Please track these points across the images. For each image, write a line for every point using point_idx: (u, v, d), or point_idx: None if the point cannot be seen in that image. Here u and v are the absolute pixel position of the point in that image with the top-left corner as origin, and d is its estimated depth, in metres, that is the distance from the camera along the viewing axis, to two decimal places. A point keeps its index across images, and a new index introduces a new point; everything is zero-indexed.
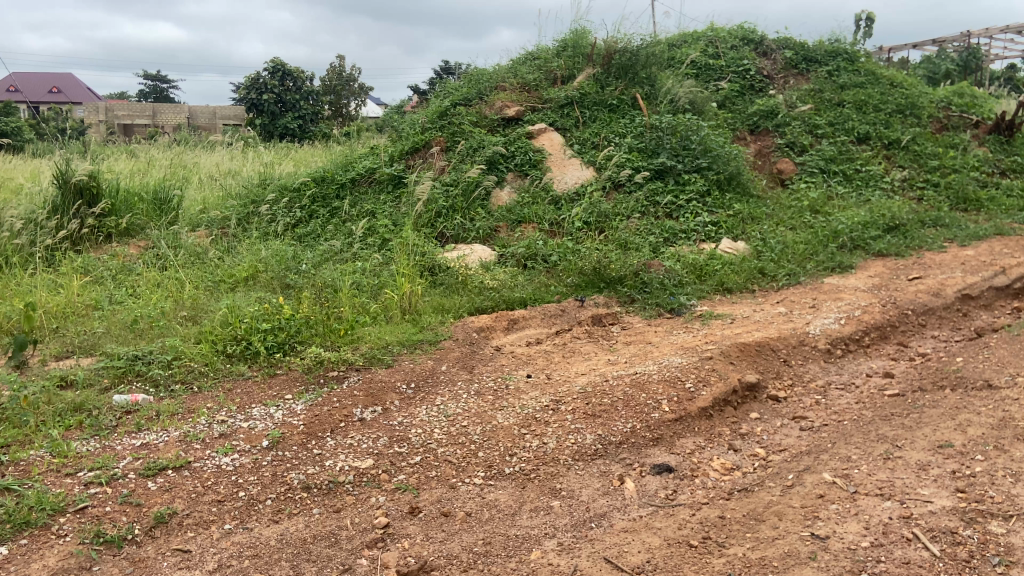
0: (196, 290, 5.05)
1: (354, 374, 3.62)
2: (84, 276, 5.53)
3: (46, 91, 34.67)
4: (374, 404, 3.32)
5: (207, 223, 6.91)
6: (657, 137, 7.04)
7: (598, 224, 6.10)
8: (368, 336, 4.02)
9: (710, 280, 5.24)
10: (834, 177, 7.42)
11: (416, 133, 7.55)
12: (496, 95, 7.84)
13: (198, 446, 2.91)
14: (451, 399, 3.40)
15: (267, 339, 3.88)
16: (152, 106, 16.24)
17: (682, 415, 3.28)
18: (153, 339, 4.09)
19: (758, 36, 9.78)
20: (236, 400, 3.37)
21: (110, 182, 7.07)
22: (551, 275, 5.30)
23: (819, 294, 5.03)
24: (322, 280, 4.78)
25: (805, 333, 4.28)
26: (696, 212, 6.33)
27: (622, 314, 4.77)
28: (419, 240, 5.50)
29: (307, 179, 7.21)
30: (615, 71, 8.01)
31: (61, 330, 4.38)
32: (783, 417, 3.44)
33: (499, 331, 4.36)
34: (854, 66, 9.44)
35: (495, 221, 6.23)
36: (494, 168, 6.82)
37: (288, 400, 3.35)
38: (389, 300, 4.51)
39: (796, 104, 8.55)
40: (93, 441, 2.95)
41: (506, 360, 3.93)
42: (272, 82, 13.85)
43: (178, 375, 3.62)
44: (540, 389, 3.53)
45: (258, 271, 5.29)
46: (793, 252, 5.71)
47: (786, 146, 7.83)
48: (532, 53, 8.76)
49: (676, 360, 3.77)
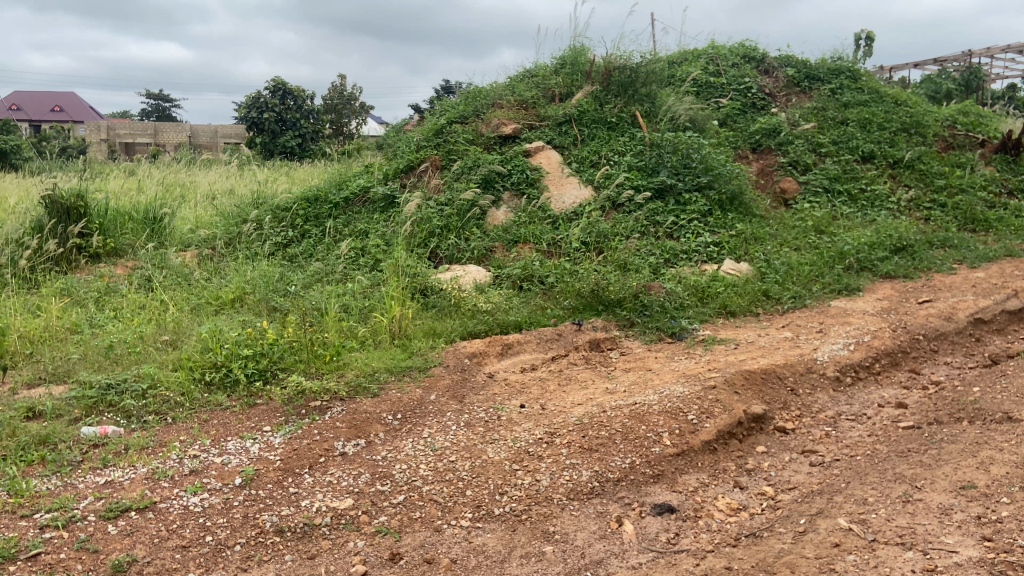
0: (179, 313, 4.87)
1: (338, 405, 3.42)
2: (65, 298, 5.35)
3: (48, 109, 34.78)
4: (357, 437, 3.13)
5: (196, 244, 6.74)
6: (657, 155, 6.88)
7: (596, 244, 5.93)
8: (355, 362, 3.84)
9: (713, 303, 5.07)
10: (839, 196, 7.27)
11: (412, 151, 7.41)
12: (493, 112, 7.71)
13: (165, 485, 2.72)
14: (439, 431, 3.21)
15: (247, 366, 3.69)
16: (154, 125, 16.11)
17: (684, 450, 3.09)
18: (130, 366, 3.90)
19: (759, 53, 9.67)
20: (212, 433, 3.18)
21: (99, 202, 6.91)
22: (548, 297, 5.12)
23: (826, 318, 4.85)
24: (309, 303, 4.60)
25: (813, 359, 4.10)
26: (698, 232, 6.16)
27: (621, 339, 4.59)
28: (412, 260, 5.33)
29: (300, 199, 7.06)
30: (615, 88, 7.87)
31: (36, 357, 4.20)
32: (791, 451, 3.27)
33: (492, 357, 4.18)
34: (857, 84, 9.31)
35: (490, 241, 6.06)
36: (490, 187, 6.66)
37: (266, 432, 3.16)
38: (378, 323, 4.33)
39: (799, 122, 8.40)
40: (53, 478, 2.75)
41: (498, 388, 3.74)
42: (272, 101, 13.78)
43: (152, 406, 3.43)
44: (534, 420, 3.34)
45: (245, 294, 5.12)
46: (798, 274, 5.54)
47: (789, 165, 7.68)
48: (530, 71, 8.65)
49: (678, 390, 3.58)
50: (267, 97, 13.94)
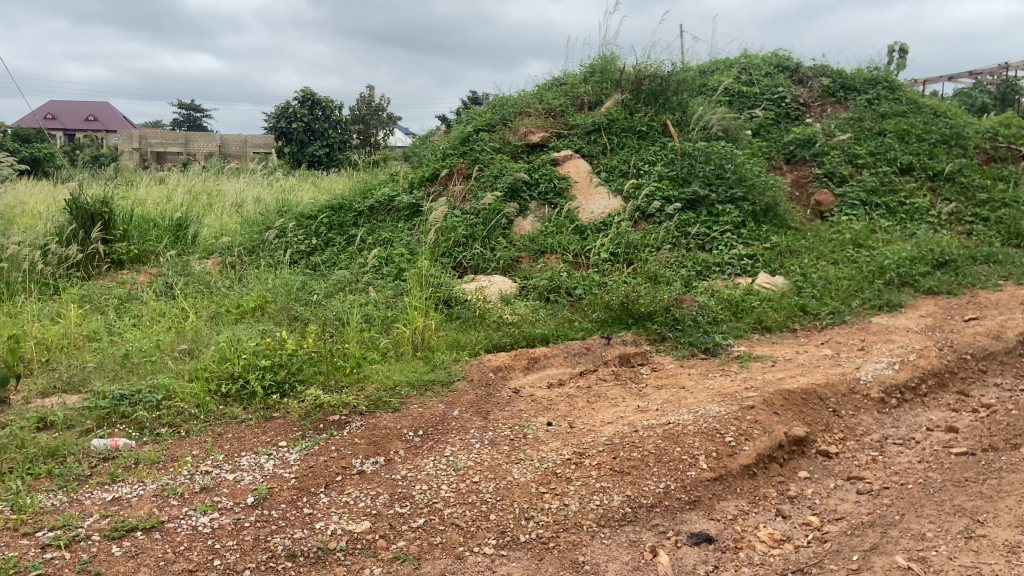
0: (199, 321, 4.77)
1: (357, 420, 3.28)
2: (85, 305, 5.28)
3: (83, 118, 35.36)
4: (376, 455, 2.98)
5: (219, 251, 6.67)
6: (689, 164, 6.69)
7: (626, 255, 5.76)
8: (376, 375, 3.70)
9: (748, 318, 4.87)
10: (877, 209, 7.03)
11: (438, 159, 7.31)
12: (520, 121, 7.60)
13: (174, 503, 2.58)
14: (462, 450, 3.05)
15: (265, 377, 3.56)
16: (185, 134, 16.22)
17: (721, 474, 2.91)
18: (145, 376, 3.79)
19: (793, 63, 9.46)
20: (225, 448, 3.04)
21: (124, 209, 6.88)
22: (576, 309, 4.96)
23: (868, 335, 4.64)
24: (331, 313, 4.48)
25: (856, 379, 3.89)
26: (731, 244, 5.96)
27: (652, 354, 4.41)
28: (436, 270, 5.19)
29: (324, 207, 6.97)
30: (645, 96, 7.70)
31: (52, 365, 4.11)
32: (836, 478, 3.07)
33: (518, 371, 4.02)
34: (894, 95, 9.07)
35: (516, 252, 5.92)
36: (517, 196, 6.53)
37: (282, 448, 3.03)
38: (400, 335, 4.19)
39: (835, 133, 8.18)
40: (59, 493, 2.63)
41: (524, 404, 3.57)
42: (301, 111, 13.81)
43: (166, 418, 3.31)
44: (561, 438, 3.17)
45: (267, 302, 5.02)
46: (836, 288, 5.32)
47: (825, 177, 7.46)
48: (558, 79, 8.53)
49: (714, 409, 3.39)
50: (296, 107, 13.98)
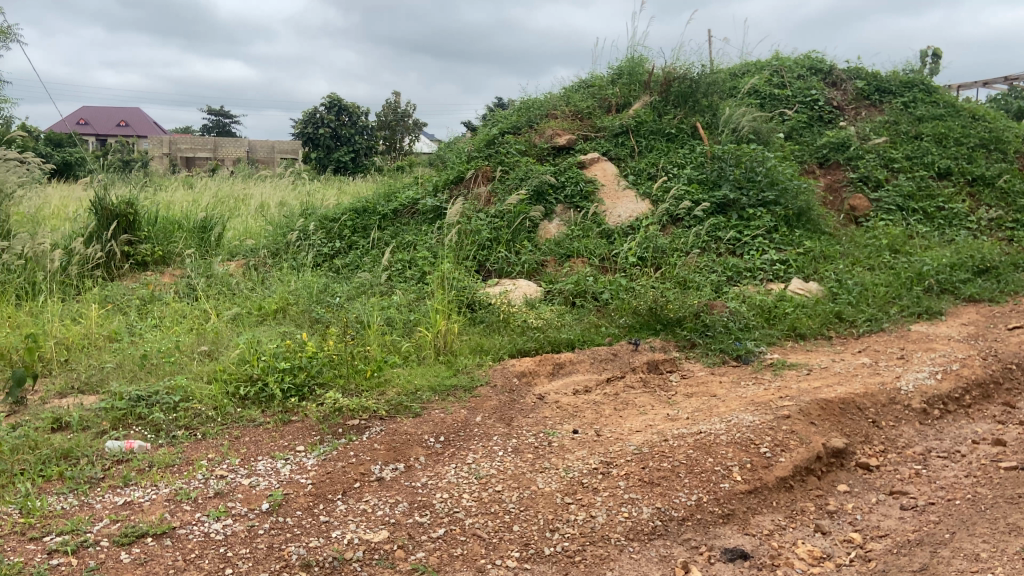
0: (220, 323, 4.72)
1: (377, 424, 3.18)
2: (108, 306, 5.25)
3: (116, 124, 35.87)
4: (396, 461, 2.87)
5: (243, 254, 6.64)
6: (719, 167, 6.53)
7: (654, 259, 5.63)
8: (397, 379, 3.61)
9: (781, 324, 4.72)
10: (914, 214, 6.82)
11: (463, 161, 7.24)
12: (546, 123, 7.51)
13: (187, 508, 2.50)
14: (484, 457, 2.94)
15: (284, 380, 3.48)
16: (214, 140, 16.33)
17: (756, 486, 2.77)
18: (163, 377, 3.72)
19: (827, 65, 9.26)
20: (242, 451, 2.96)
21: (149, 210, 6.87)
22: (602, 314, 4.84)
23: (907, 343, 4.46)
24: (353, 315, 4.40)
25: (896, 390, 3.72)
26: (763, 249, 5.80)
27: (681, 361, 4.27)
28: (460, 273, 5.10)
29: (349, 210, 6.92)
30: (674, 98, 7.56)
31: (71, 365, 4.06)
32: (877, 492, 2.91)
33: (543, 376, 3.90)
34: (931, 98, 8.84)
35: (541, 255, 5.81)
36: (542, 199, 6.44)
37: (299, 452, 2.93)
38: (422, 338, 4.10)
39: (870, 136, 7.98)
40: (70, 496, 2.55)
41: (549, 411, 3.46)
42: (329, 117, 13.84)
43: (182, 420, 3.24)
44: (588, 447, 3.05)
45: (289, 304, 4.95)
46: (873, 295, 5.15)
47: (860, 181, 7.27)
48: (585, 82, 8.44)
49: (748, 419, 3.25)
50: (324, 113, 14.01)
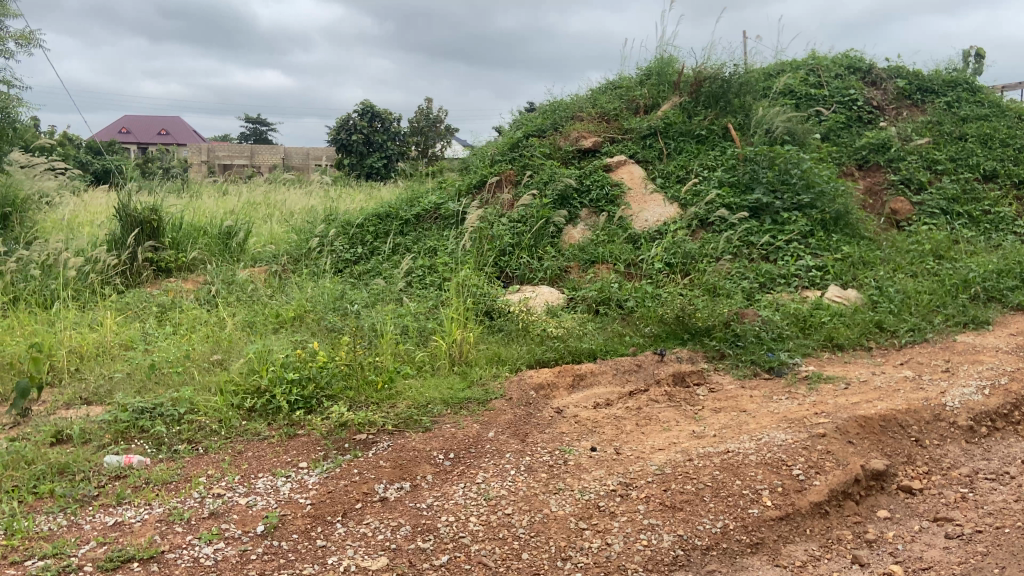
0: (235, 330, 4.61)
1: (385, 440, 3.03)
2: (125, 312, 5.19)
3: (156, 132, 36.42)
4: (401, 480, 2.72)
5: (266, 260, 6.56)
6: (751, 170, 6.30)
7: (682, 265, 5.43)
8: (409, 392, 3.46)
9: (816, 334, 4.50)
10: (958, 219, 6.52)
11: (486, 165, 7.12)
12: (572, 126, 7.35)
13: (178, 530, 2.36)
14: (495, 477, 2.77)
15: (291, 392, 3.34)
16: (251, 147, 16.43)
17: (788, 512, 2.57)
18: (171, 387, 3.61)
19: (866, 64, 8.95)
20: (242, 467, 2.82)
21: (173, 216, 6.83)
22: (627, 322, 4.66)
23: (952, 355, 4.20)
24: (368, 323, 4.26)
25: (941, 406, 3.47)
26: (798, 254, 5.55)
27: (710, 373, 4.06)
28: (481, 280, 4.95)
29: (371, 215, 6.80)
30: (705, 99, 7.33)
31: (82, 374, 3.98)
32: (920, 518, 2.69)
33: (562, 389, 3.72)
34: (975, 98, 8.49)
35: (565, 261, 5.64)
36: (566, 204, 6.28)
37: (301, 469, 2.79)
38: (438, 348, 3.95)
39: (911, 137, 7.67)
40: (59, 516, 2.44)
41: (566, 426, 3.28)
42: (362, 123, 13.81)
43: (186, 433, 3.11)
44: (607, 466, 2.86)
45: (306, 312, 4.83)
46: (915, 303, 4.88)
47: (901, 183, 6.98)
48: (612, 83, 8.28)
49: (779, 438, 3.05)
50: (356, 120, 13.99)
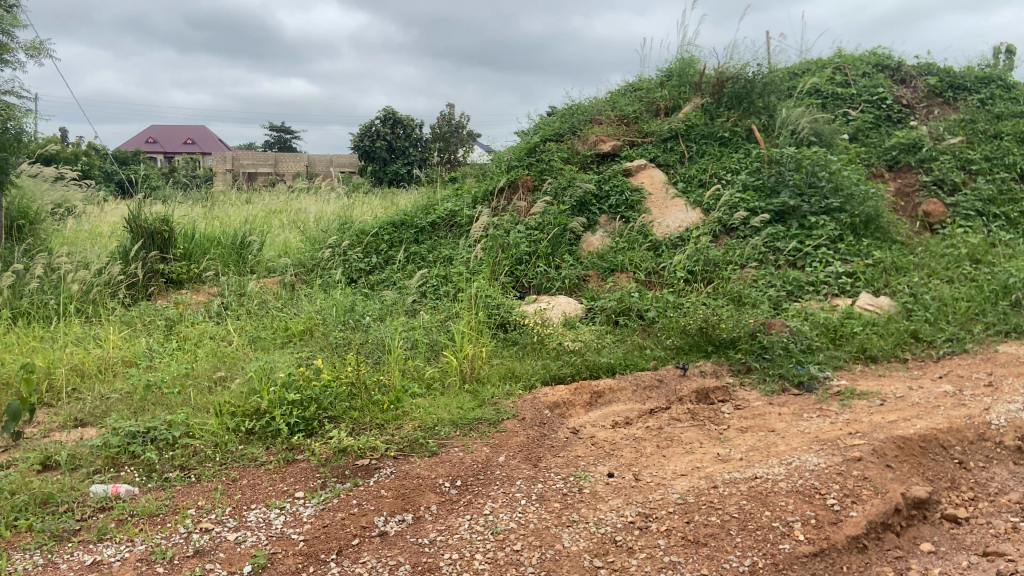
0: (242, 344, 4.47)
1: (388, 466, 2.85)
2: (131, 326, 5.07)
3: (181, 142, 36.72)
4: (403, 512, 2.53)
5: (278, 270, 6.43)
6: (777, 172, 6.06)
7: (705, 273, 5.20)
8: (416, 412, 3.29)
9: (848, 345, 4.25)
10: (995, 220, 6.22)
11: (503, 171, 6.95)
12: (591, 129, 7.18)
13: (159, 571, 2.20)
14: (504, 508, 2.57)
15: (292, 413, 3.17)
16: (274, 156, 16.36)
17: (822, 547, 2.34)
18: (169, 407, 3.47)
19: (895, 61, 8.67)
20: (235, 497, 2.66)
21: (185, 227, 6.72)
22: (647, 334, 4.45)
23: (995, 367, 3.93)
24: (376, 338, 4.10)
25: (985, 424, 3.22)
26: (827, 260, 5.30)
27: (735, 388, 3.84)
28: (495, 291, 4.77)
29: (386, 223, 6.64)
30: (728, 99, 7.10)
31: (81, 393, 3.86)
32: (968, 553, 2.45)
33: (579, 407, 3.54)
34: (1011, 94, 8.17)
35: (584, 270, 5.45)
36: (585, 210, 6.10)
37: (297, 500, 2.62)
38: (448, 364, 3.78)
39: (944, 137, 7.38)
40: (35, 555, 2.31)
41: (582, 449, 3.08)
42: (384, 130, 13.73)
43: (178, 459, 2.97)
44: (624, 495, 2.66)
45: (316, 325, 4.67)
46: (952, 311, 4.62)
47: (934, 185, 6.70)
48: (632, 85, 8.08)
49: (811, 462, 2.84)
50: (378, 126, 13.92)
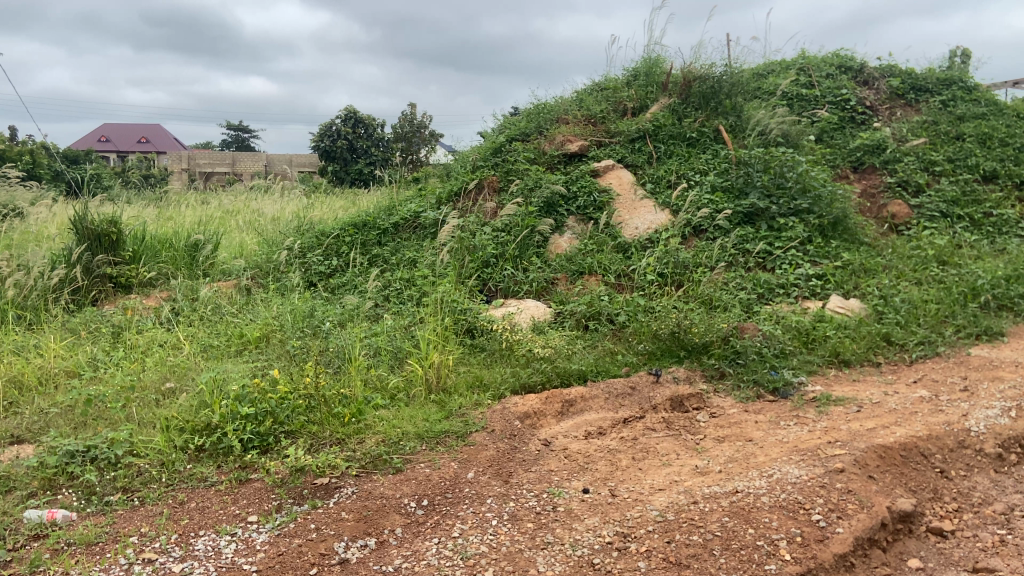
0: (194, 352, 4.24)
1: (349, 485, 2.67)
2: (75, 334, 4.81)
3: (136, 140, 35.80)
4: (366, 536, 2.36)
5: (234, 273, 6.18)
6: (745, 173, 5.99)
7: (674, 276, 5.11)
8: (380, 425, 3.12)
9: (821, 349, 4.17)
10: (959, 222, 6.23)
11: (467, 171, 6.79)
12: (557, 129, 7.06)
13: None
14: (473, 529, 2.42)
15: (245, 429, 2.98)
16: (232, 155, 15.95)
17: (810, 567, 2.21)
18: (115, 423, 3.25)
19: (857, 63, 8.69)
20: (182, 523, 2.46)
21: (136, 228, 6.44)
22: (618, 339, 4.34)
23: (969, 372, 3.88)
24: (338, 345, 3.91)
25: (965, 431, 3.15)
26: (796, 263, 5.24)
27: (709, 395, 3.73)
28: (461, 295, 4.61)
29: (347, 224, 6.42)
30: (695, 99, 7.02)
31: (19, 408, 3.61)
32: (957, 569, 2.36)
33: (550, 418, 3.40)
34: (971, 96, 8.24)
35: (551, 273, 5.33)
36: (553, 212, 5.97)
37: (250, 525, 2.43)
38: (413, 373, 3.60)
39: (907, 138, 7.40)
40: None
41: (555, 462, 2.94)
42: (345, 129, 13.45)
43: (122, 481, 2.76)
44: (601, 513, 2.52)
45: (273, 331, 4.46)
46: (923, 314, 4.58)
47: (898, 186, 6.70)
48: (598, 84, 7.98)
49: (793, 474, 2.73)
50: (340, 125, 13.64)
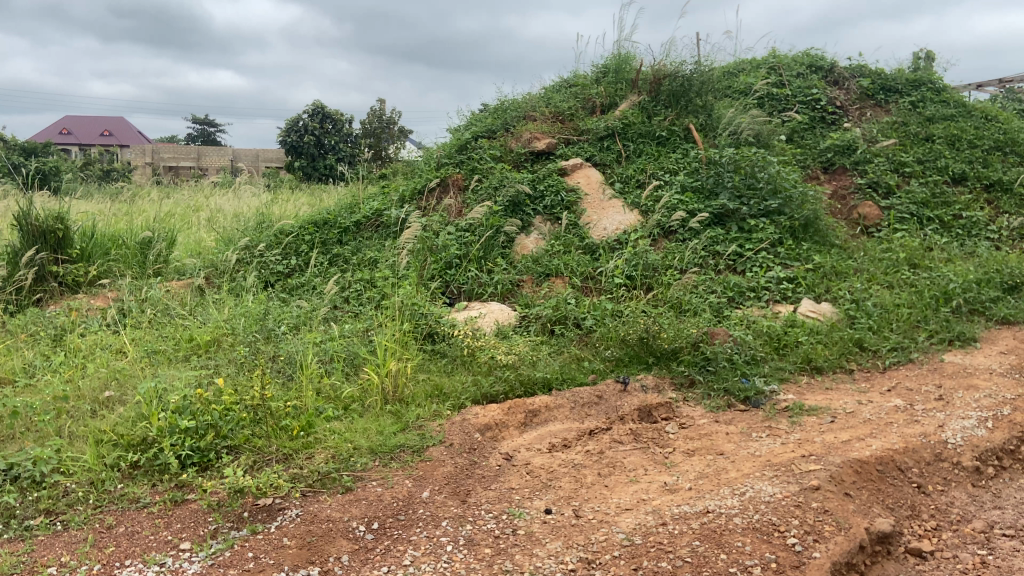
0: (138, 358, 3.99)
1: (294, 507, 2.48)
2: (12, 338, 4.53)
3: (98, 133, 34.97)
4: (308, 566, 2.17)
5: (188, 272, 5.92)
6: (716, 174, 5.87)
7: (643, 278, 4.96)
8: (330, 439, 2.92)
9: (793, 356, 4.05)
10: (929, 224, 6.18)
11: (432, 169, 6.59)
12: (524, 126, 6.89)
13: None
14: (426, 556, 2.23)
15: (184, 444, 2.76)
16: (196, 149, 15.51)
17: None
18: (43, 439, 3.00)
19: (828, 62, 8.64)
20: (106, 552, 2.25)
21: (84, 224, 6.13)
22: (585, 344, 4.17)
23: (943, 380, 3.78)
24: (291, 353, 3.70)
25: (941, 443, 3.04)
26: (767, 265, 5.13)
27: (679, 405, 3.58)
28: (422, 298, 4.42)
29: (307, 222, 6.18)
30: (665, 98, 6.89)
31: None
32: None
33: (512, 429, 3.23)
34: (941, 97, 8.21)
35: (517, 274, 5.16)
36: (519, 211, 5.79)
37: (182, 553, 2.22)
38: (368, 382, 3.41)
39: (877, 139, 7.34)
40: None
41: (516, 479, 2.77)
42: (312, 124, 13.16)
43: (45, 503, 2.53)
44: (564, 536, 2.35)
45: (224, 335, 4.23)
46: (895, 318, 4.49)
47: (869, 187, 6.63)
48: (567, 81, 7.82)
49: (767, 491, 2.59)
50: (307, 120, 13.34)
